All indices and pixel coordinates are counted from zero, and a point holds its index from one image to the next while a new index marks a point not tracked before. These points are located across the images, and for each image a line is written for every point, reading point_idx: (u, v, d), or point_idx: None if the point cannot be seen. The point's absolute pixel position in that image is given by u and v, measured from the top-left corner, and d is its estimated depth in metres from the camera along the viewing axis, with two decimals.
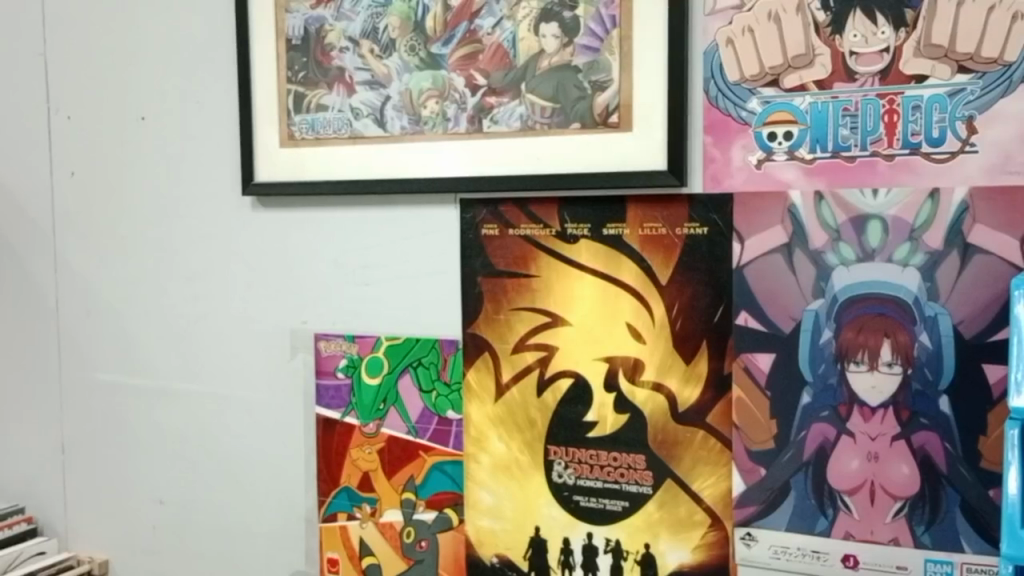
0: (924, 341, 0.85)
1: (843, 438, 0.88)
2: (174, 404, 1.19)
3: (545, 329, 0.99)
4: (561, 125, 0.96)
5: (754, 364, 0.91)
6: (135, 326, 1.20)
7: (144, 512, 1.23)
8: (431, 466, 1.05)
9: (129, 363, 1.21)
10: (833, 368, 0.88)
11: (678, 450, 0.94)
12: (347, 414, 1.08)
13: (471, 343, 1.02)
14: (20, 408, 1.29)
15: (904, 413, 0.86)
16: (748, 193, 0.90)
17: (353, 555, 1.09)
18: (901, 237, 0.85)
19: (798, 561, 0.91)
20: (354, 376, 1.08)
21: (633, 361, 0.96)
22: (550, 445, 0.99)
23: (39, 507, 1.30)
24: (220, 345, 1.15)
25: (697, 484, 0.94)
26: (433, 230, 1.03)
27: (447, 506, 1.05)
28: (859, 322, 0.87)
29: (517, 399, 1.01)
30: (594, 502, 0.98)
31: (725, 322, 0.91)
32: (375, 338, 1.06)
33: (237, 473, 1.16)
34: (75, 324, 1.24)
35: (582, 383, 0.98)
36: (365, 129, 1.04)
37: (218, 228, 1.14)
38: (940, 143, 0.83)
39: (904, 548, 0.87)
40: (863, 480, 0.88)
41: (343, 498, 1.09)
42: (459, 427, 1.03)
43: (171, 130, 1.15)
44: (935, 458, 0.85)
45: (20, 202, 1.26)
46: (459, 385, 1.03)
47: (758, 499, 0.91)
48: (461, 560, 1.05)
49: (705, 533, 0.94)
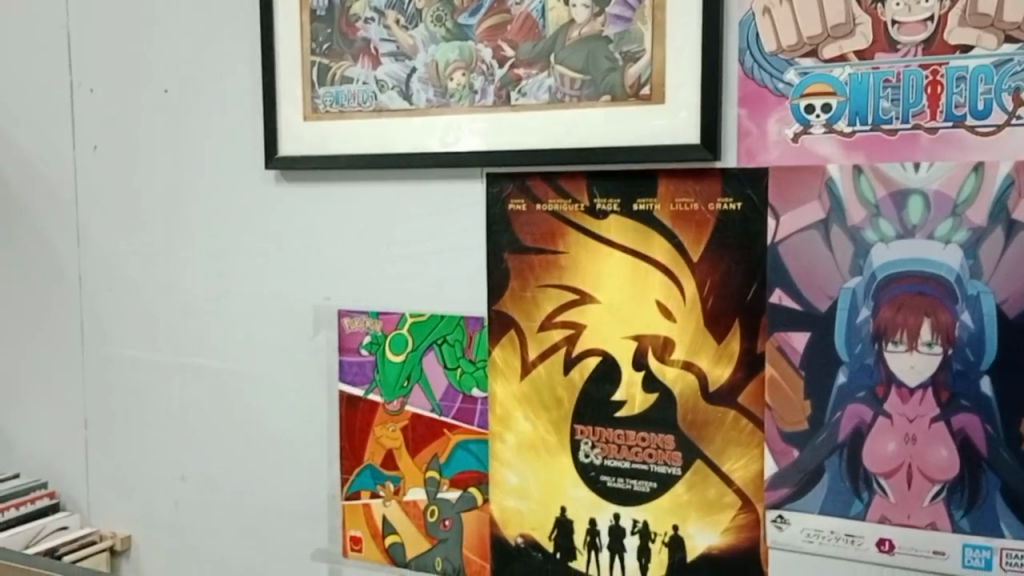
0: (966, 321, 0.82)
1: (879, 419, 0.86)
2: (197, 381, 1.18)
3: (572, 306, 0.97)
4: (591, 97, 0.93)
5: (788, 344, 0.88)
6: (157, 302, 1.19)
7: (166, 488, 1.22)
8: (455, 444, 1.04)
9: (150, 339, 1.20)
10: (870, 348, 0.86)
11: (708, 431, 0.92)
12: (370, 391, 1.07)
13: (496, 321, 1.00)
14: (42, 382, 1.29)
15: (943, 395, 0.84)
16: (784, 167, 0.87)
17: (376, 534, 1.08)
18: (943, 214, 0.82)
19: (831, 544, 0.89)
20: (377, 353, 1.06)
21: (662, 340, 0.93)
22: (577, 425, 0.98)
23: (61, 483, 1.29)
24: (242, 321, 1.14)
25: (726, 465, 0.92)
26: (458, 205, 1.01)
27: (471, 485, 1.03)
28: (897, 301, 0.84)
29: (543, 376, 0.99)
30: (622, 483, 0.96)
31: (758, 300, 0.89)
32: (399, 315, 1.05)
33: (260, 451, 1.15)
34: (97, 299, 1.23)
35: (609, 362, 0.96)
36: (389, 103, 1.02)
37: (240, 202, 1.12)
38: (984, 116, 0.80)
39: (942, 533, 0.85)
40: (900, 463, 0.85)
41: (366, 476, 1.08)
42: (483, 405, 1.02)
43: (193, 103, 1.14)
44: (975, 440, 0.83)
45: (40, 172, 1.26)
46: (484, 363, 1.01)
47: (790, 481, 0.89)
48: (484, 540, 1.03)
49: (735, 515, 0.92)
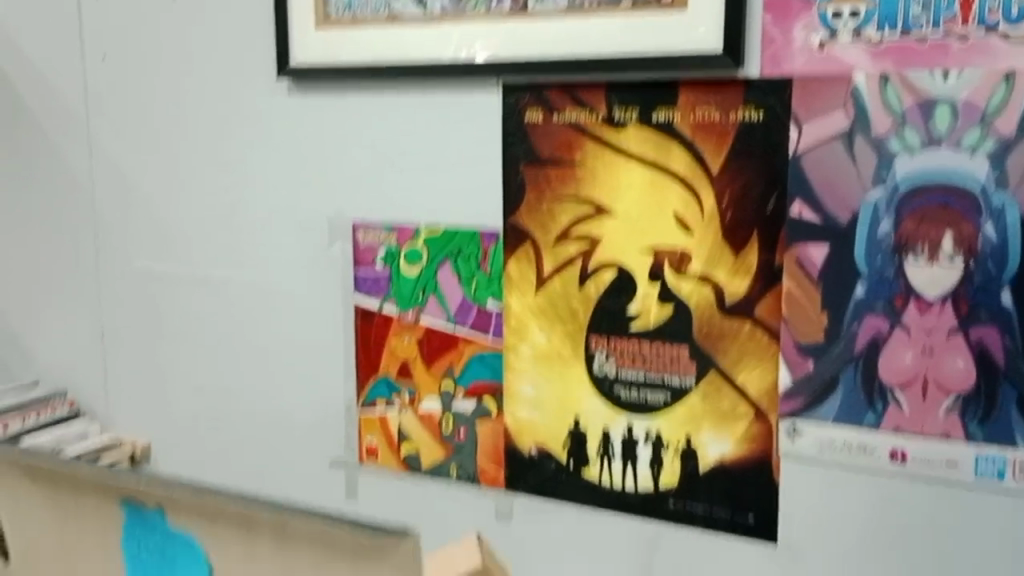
0: (989, 232, 0.81)
1: (896, 331, 0.85)
2: (211, 294, 1.18)
3: (589, 218, 0.96)
4: (611, 4, 0.91)
5: (807, 256, 0.87)
6: (171, 214, 1.19)
7: (183, 399, 1.23)
8: (470, 356, 1.04)
9: (164, 251, 1.20)
10: (890, 260, 0.84)
11: (724, 343, 0.92)
12: (385, 304, 1.07)
13: (512, 233, 1.00)
14: (57, 294, 1.30)
15: (963, 306, 0.82)
16: (808, 76, 0.85)
17: (392, 443, 1.09)
18: (971, 123, 0.80)
19: (842, 455, 0.88)
20: (392, 266, 1.06)
21: (679, 252, 0.93)
22: (592, 337, 0.98)
23: (79, 393, 1.31)
24: (255, 233, 1.14)
25: (741, 377, 0.92)
26: (474, 116, 1.00)
27: (486, 396, 1.04)
28: (920, 212, 0.83)
29: (559, 289, 0.99)
30: (636, 393, 0.97)
31: (778, 213, 0.88)
32: (414, 227, 1.04)
33: (276, 363, 1.16)
34: (110, 212, 1.23)
35: (625, 274, 0.95)
36: (403, 10, 1.00)
37: (251, 113, 1.11)
38: (1018, 22, 0.78)
39: (955, 444, 0.84)
40: (915, 374, 0.85)
41: (381, 387, 1.09)
42: (498, 318, 1.02)
43: (202, 11, 1.12)
44: (993, 353, 0.82)
45: (50, 81, 1.24)
46: (500, 276, 1.01)
47: (804, 392, 0.89)
48: (499, 450, 1.04)
49: (749, 426, 0.92)
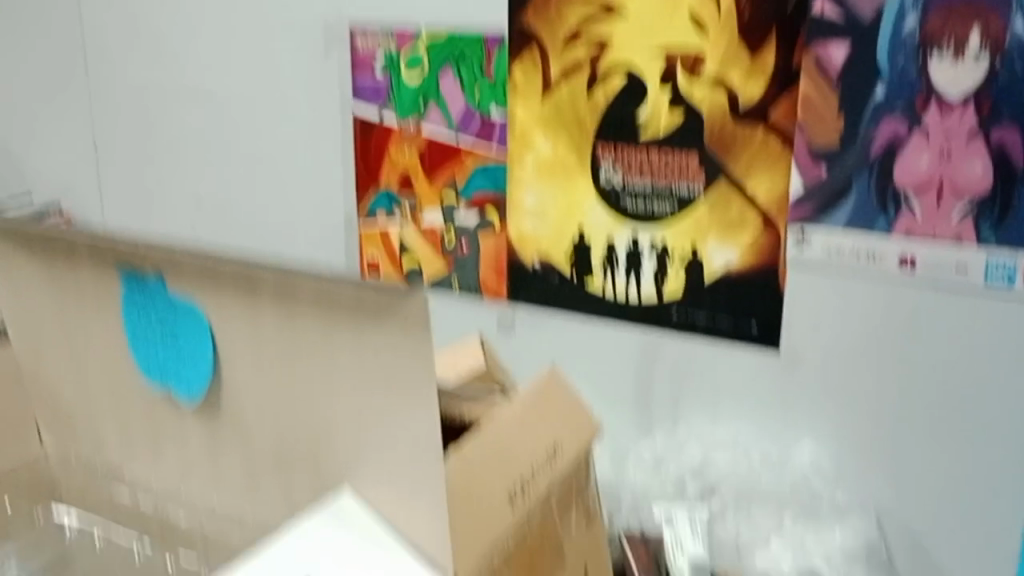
0: (1020, 27, 0.76)
1: (914, 134, 0.82)
2: (206, 104, 1.15)
3: (598, 19, 0.91)
4: None
5: (826, 55, 0.84)
6: (163, 18, 1.14)
7: (178, 212, 1.21)
8: (472, 168, 1.01)
9: (157, 58, 1.16)
10: (912, 59, 0.80)
11: (734, 150, 0.89)
12: (385, 113, 1.04)
13: (518, 36, 0.95)
14: (48, 104, 1.26)
15: (984, 107, 0.79)
16: None
17: (393, 257, 1.08)
18: None
19: (851, 262, 0.87)
20: (392, 74, 1.02)
21: (692, 55, 0.89)
22: (599, 146, 0.95)
23: (75, 207, 1.29)
24: (250, 38, 1.09)
25: (751, 185, 0.89)
26: None
27: (489, 209, 1.02)
28: (948, 6, 0.78)
29: (565, 95, 0.95)
30: (642, 204, 0.94)
31: (799, 10, 0.84)
32: (415, 32, 1.00)
33: (273, 175, 1.13)
34: (100, 16, 1.18)
35: (635, 80, 0.92)
36: None
37: None
38: None
39: (965, 249, 0.82)
40: (931, 178, 0.82)
41: (382, 200, 1.07)
42: (503, 127, 0.99)
43: None
44: (1012, 155, 0.78)
45: None
46: (505, 82, 0.97)
47: (815, 199, 0.87)
48: (502, 264, 1.03)
49: (756, 235, 0.90)
